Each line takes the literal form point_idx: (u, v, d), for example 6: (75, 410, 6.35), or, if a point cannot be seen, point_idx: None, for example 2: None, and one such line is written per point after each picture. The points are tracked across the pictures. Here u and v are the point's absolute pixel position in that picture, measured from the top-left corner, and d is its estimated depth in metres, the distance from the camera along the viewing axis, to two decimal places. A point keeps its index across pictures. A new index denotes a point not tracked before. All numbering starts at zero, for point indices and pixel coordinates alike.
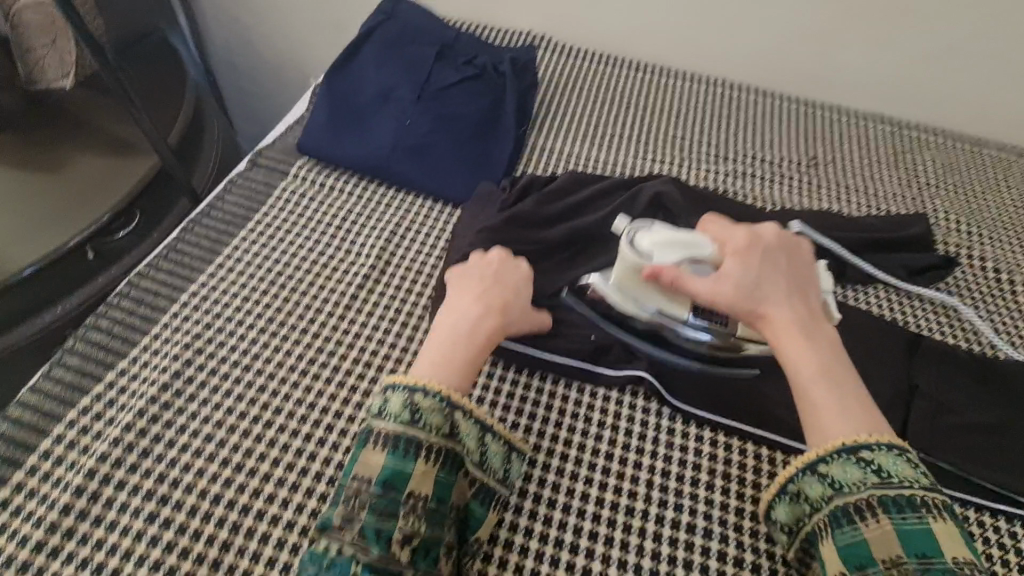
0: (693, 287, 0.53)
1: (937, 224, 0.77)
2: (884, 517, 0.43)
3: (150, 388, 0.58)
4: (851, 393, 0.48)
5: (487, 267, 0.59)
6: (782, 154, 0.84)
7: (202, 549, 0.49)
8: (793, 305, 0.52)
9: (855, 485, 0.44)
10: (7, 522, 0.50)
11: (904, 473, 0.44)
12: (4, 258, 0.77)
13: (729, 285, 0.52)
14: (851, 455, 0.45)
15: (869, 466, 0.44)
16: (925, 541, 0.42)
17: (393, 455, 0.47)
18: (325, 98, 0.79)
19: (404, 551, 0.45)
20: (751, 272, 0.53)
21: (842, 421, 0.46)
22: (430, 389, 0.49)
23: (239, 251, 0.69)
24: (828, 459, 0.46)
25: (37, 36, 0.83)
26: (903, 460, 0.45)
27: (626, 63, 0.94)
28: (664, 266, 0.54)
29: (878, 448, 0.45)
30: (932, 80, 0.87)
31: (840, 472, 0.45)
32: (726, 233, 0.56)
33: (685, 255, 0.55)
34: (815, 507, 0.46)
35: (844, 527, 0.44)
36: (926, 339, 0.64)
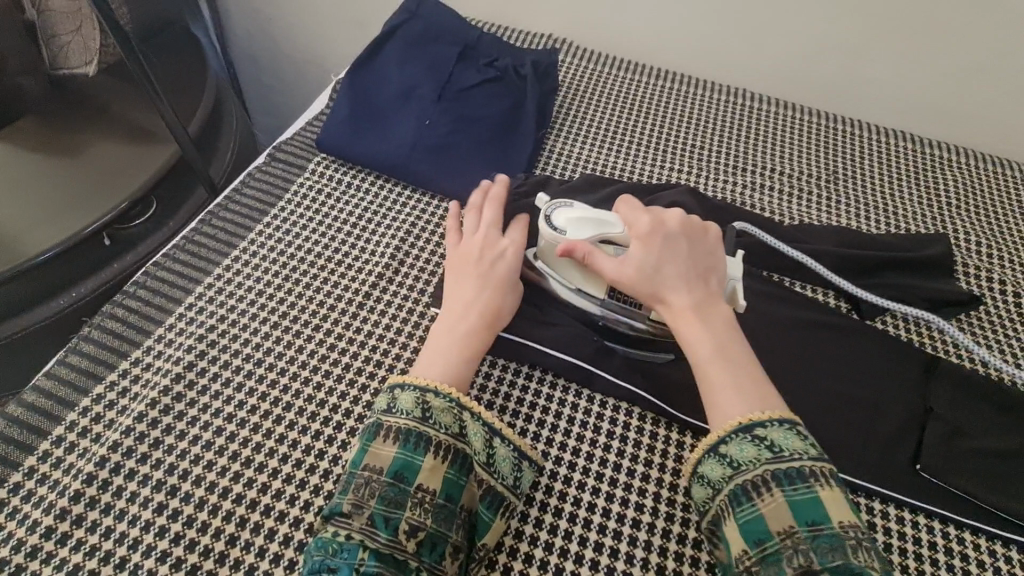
0: (601, 264, 0.56)
1: (957, 244, 0.76)
2: (777, 490, 0.45)
3: (163, 378, 0.58)
4: (745, 375, 0.50)
5: (468, 260, 0.61)
6: (801, 167, 0.83)
7: (209, 542, 0.49)
8: (691, 288, 0.55)
9: (752, 462, 0.46)
10: (18, 506, 0.50)
11: (795, 446, 0.46)
12: (23, 241, 0.78)
13: (630, 269, 0.55)
14: (743, 433, 0.47)
15: (762, 442, 0.47)
16: (814, 510, 0.44)
17: (405, 447, 0.48)
18: (346, 95, 0.79)
19: (410, 541, 0.46)
20: (652, 257, 0.56)
21: (730, 400, 0.49)
22: (441, 390, 0.51)
23: (255, 244, 0.69)
24: (726, 439, 0.48)
25: (62, 23, 0.85)
26: (792, 434, 0.47)
27: (648, 70, 0.93)
28: (576, 243, 0.56)
29: (770, 423, 0.47)
30: (958, 98, 0.86)
31: (735, 450, 0.47)
32: (632, 218, 0.60)
33: (596, 234, 0.57)
34: (716, 488, 0.48)
35: (744, 505, 0.45)
36: (943, 363, 0.63)
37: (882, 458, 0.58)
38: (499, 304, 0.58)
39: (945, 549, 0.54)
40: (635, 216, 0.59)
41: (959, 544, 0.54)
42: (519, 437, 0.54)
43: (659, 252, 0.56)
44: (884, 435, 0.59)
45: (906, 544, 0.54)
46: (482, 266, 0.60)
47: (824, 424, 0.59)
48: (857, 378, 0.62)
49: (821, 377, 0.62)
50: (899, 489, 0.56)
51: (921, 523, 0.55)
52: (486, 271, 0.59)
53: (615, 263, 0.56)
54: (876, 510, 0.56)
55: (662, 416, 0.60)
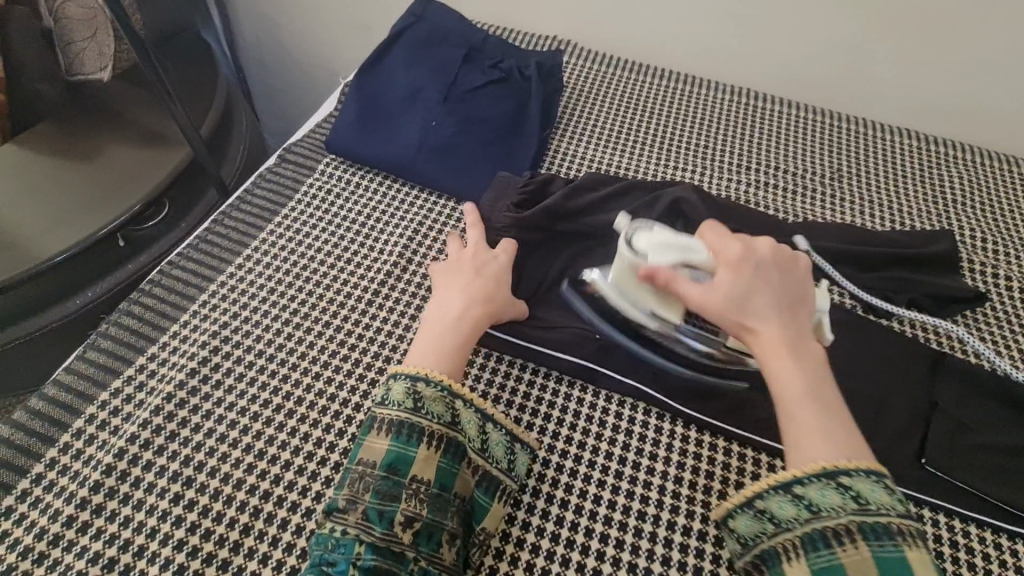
0: (684, 289, 0.53)
1: (963, 241, 0.76)
2: (861, 544, 0.43)
3: (178, 373, 0.59)
4: (835, 419, 0.47)
5: (464, 261, 0.62)
6: (806, 166, 0.83)
7: (223, 531, 0.51)
8: (783, 320, 0.51)
9: (832, 510, 0.45)
10: (40, 496, 0.52)
11: (882, 501, 0.44)
12: (41, 242, 0.80)
13: (721, 292, 0.52)
14: (826, 479, 0.45)
15: (847, 491, 0.45)
16: (901, 569, 0.42)
17: (396, 440, 0.49)
18: (354, 97, 0.81)
19: (406, 533, 0.47)
20: (744, 285, 0.52)
21: (820, 449, 0.46)
22: (432, 378, 0.52)
23: (266, 243, 0.70)
24: (805, 482, 0.46)
25: (78, 31, 0.88)
26: (880, 486, 0.45)
27: (653, 70, 0.94)
28: (658, 267, 0.53)
29: (857, 474, 0.45)
30: (965, 95, 0.86)
31: (817, 495, 0.45)
32: (720, 243, 0.55)
33: (680, 259, 0.54)
34: (785, 527, 0.46)
35: (820, 551, 0.44)
36: (949, 358, 0.63)
37: (887, 452, 0.58)
38: (492, 292, 0.59)
39: (950, 542, 0.54)
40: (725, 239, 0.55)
41: (964, 537, 0.55)
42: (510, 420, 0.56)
43: (752, 280, 0.52)
44: (889, 429, 0.59)
45: None
46: (479, 264, 0.61)
47: None
48: (861, 373, 0.63)
49: None
50: (904, 482, 0.56)
51: (926, 516, 0.55)
52: (478, 265, 0.61)
53: (701, 287, 0.52)
54: None
55: (667, 411, 0.60)
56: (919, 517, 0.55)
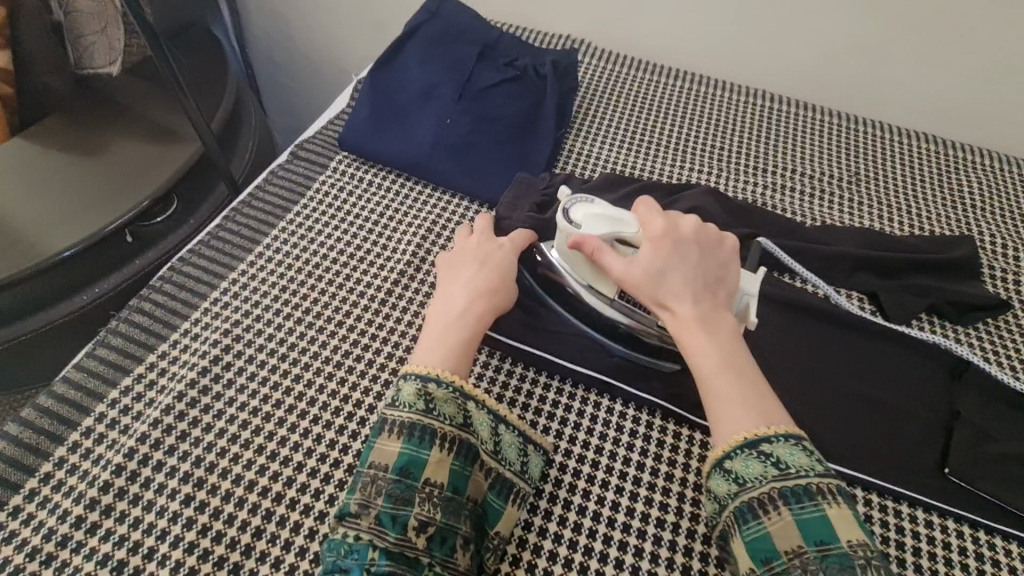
0: (609, 262, 0.54)
1: (982, 247, 0.75)
2: (784, 509, 0.43)
3: (188, 372, 0.58)
4: (753, 391, 0.48)
5: (467, 251, 0.61)
6: (822, 168, 0.82)
7: (235, 534, 0.50)
8: (701, 294, 0.52)
9: (756, 479, 0.45)
10: (48, 496, 0.51)
11: (801, 463, 0.45)
12: (49, 236, 0.79)
13: (639, 273, 0.53)
14: (749, 449, 0.45)
15: (768, 458, 0.45)
16: (822, 529, 0.42)
17: (409, 442, 0.48)
18: (367, 94, 0.80)
19: (420, 537, 0.46)
20: (661, 266, 0.52)
21: (736, 418, 0.47)
22: (443, 378, 0.51)
23: (278, 241, 0.69)
24: (731, 455, 0.46)
25: (89, 23, 0.86)
26: (799, 450, 0.45)
27: (668, 71, 0.93)
28: (588, 237, 0.56)
29: (777, 439, 0.45)
30: (985, 99, 0.85)
31: (742, 467, 0.45)
32: (647, 220, 0.56)
33: (610, 231, 0.56)
34: (722, 505, 0.46)
35: (750, 522, 0.44)
36: (972, 366, 0.62)
37: (908, 461, 0.57)
38: (498, 284, 0.58)
39: (974, 554, 0.53)
40: (653, 215, 0.56)
41: (987, 549, 0.53)
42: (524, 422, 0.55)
43: (671, 257, 0.52)
44: (910, 438, 0.58)
45: (934, 549, 0.53)
46: (483, 255, 0.60)
47: (849, 426, 0.58)
48: (880, 380, 0.62)
49: (846, 379, 0.61)
50: (926, 492, 0.55)
51: (949, 527, 0.54)
52: (485, 256, 0.60)
53: (623, 264, 0.53)
54: (902, 512, 0.55)
55: (683, 420, 0.59)
56: (941, 528, 0.54)
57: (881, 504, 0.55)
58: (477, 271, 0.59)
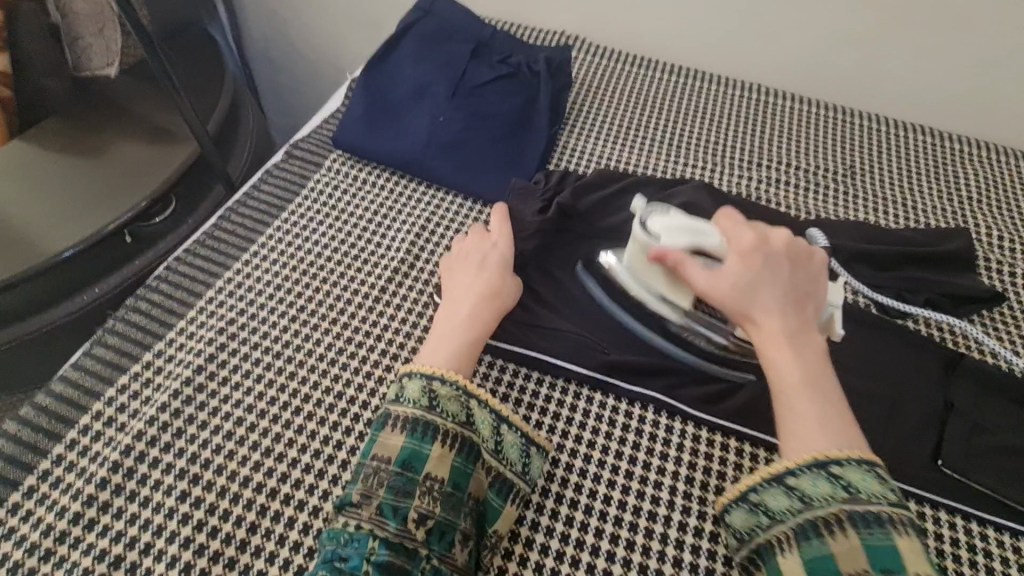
0: (692, 274, 0.55)
1: (979, 239, 0.75)
2: (850, 531, 0.43)
3: (184, 370, 0.59)
4: (836, 414, 0.48)
5: (464, 258, 0.63)
6: (818, 162, 0.82)
7: (230, 529, 0.50)
8: (786, 315, 0.52)
9: (824, 499, 0.44)
10: (47, 493, 0.51)
11: (873, 490, 0.44)
12: (48, 237, 0.80)
13: (727, 282, 0.53)
14: (818, 468, 0.46)
15: (837, 480, 0.45)
16: (891, 556, 0.41)
17: (413, 436, 0.49)
18: (362, 92, 0.80)
19: (420, 529, 0.46)
20: (750, 279, 0.53)
21: (813, 435, 0.47)
22: (447, 377, 0.52)
23: (274, 239, 0.70)
24: (798, 472, 0.46)
25: (84, 25, 0.86)
26: (872, 477, 0.45)
27: (662, 66, 0.93)
28: (669, 250, 0.56)
29: (849, 463, 0.45)
30: (981, 90, 0.85)
31: (808, 485, 0.45)
32: (732, 232, 0.56)
33: (691, 243, 0.56)
34: (777, 519, 0.46)
35: (811, 540, 0.44)
36: (966, 359, 0.62)
37: (903, 453, 0.57)
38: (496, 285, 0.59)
39: (969, 546, 0.53)
40: (738, 229, 0.56)
41: (981, 540, 0.53)
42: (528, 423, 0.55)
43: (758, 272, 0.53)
44: (904, 430, 0.58)
45: (927, 541, 0.53)
46: (479, 260, 0.61)
47: None
48: (874, 373, 0.62)
49: (841, 373, 0.61)
50: (920, 484, 0.55)
51: (942, 519, 0.54)
52: (479, 261, 0.61)
53: (710, 276, 0.54)
54: None
55: (677, 413, 0.59)
56: (934, 520, 0.54)
57: None
58: (473, 277, 0.60)
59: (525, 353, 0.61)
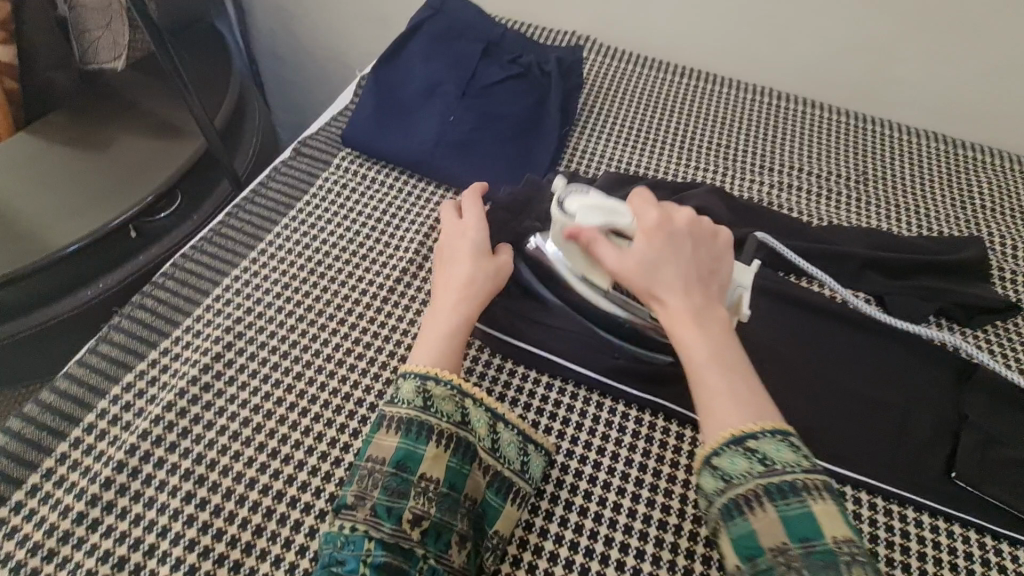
0: (603, 253, 0.54)
1: (992, 248, 0.74)
2: (768, 505, 0.42)
3: (190, 369, 0.58)
4: (744, 385, 0.48)
5: (451, 242, 0.60)
6: (829, 167, 0.82)
7: (235, 532, 0.50)
8: (692, 289, 0.52)
9: (743, 475, 0.44)
10: (51, 491, 0.51)
11: (787, 459, 0.44)
12: (52, 232, 0.79)
13: (630, 262, 0.53)
14: (735, 446, 0.45)
15: (753, 454, 0.44)
16: (808, 526, 0.41)
17: (407, 438, 0.48)
18: (371, 90, 0.79)
19: (415, 530, 0.46)
20: (655, 256, 0.52)
21: (726, 410, 0.46)
22: (441, 376, 0.51)
23: (281, 238, 0.69)
24: (718, 451, 0.45)
25: (93, 18, 0.86)
26: (784, 445, 0.44)
27: (673, 68, 0.92)
28: (584, 228, 0.55)
29: (761, 436, 0.45)
30: (995, 98, 0.84)
31: (728, 463, 0.45)
32: (638, 211, 0.56)
33: (605, 222, 0.56)
34: (709, 503, 0.45)
35: (735, 519, 0.43)
36: (980, 370, 0.62)
37: (915, 465, 0.56)
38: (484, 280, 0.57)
39: (981, 560, 0.52)
40: (644, 207, 0.56)
41: (993, 554, 0.53)
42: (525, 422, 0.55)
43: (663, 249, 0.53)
44: (916, 441, 0.58)
45: (939, 555, 0.52)
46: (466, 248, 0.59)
47: (854, 429, 0.58)
48: (886, 382, 0.61)
49: (853, 382, 0.61)
50: (932, 496, 0.55)
51: (955, 532, 0.53)
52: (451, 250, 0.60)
53: (616, 257, 0.53)
54: (907, 517, 0.54)
55: (688, 422, 0.59)
56: (946, 533, 0.53)
57: (886, 508, 0.54)
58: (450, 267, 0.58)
59: (535, 355, 0.61)
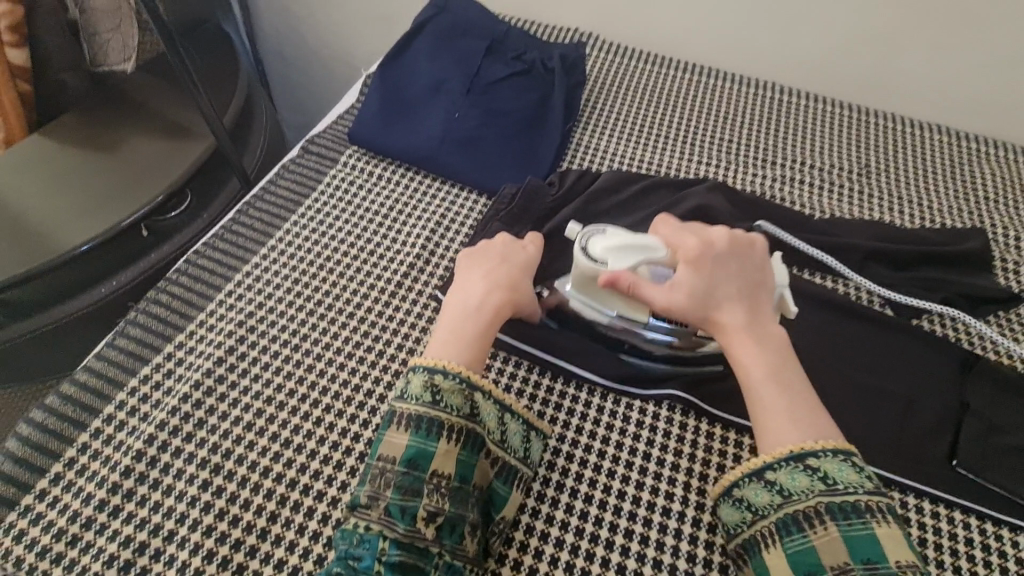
0: (650, 294, 0.54)
1: (995, 239, 0.75)
2: (831, 525, 0.45)
3: (205, 361, 0.60)
4: (801, 402, 0.50)
5: (486, 247, 0.62)
6: (832, 160, 0.82)
7: (251, 518, 0.51)
8: (746, 312, 0.53)
9: (802, 492, 0.46)
10: (72, 480, 0.52)
11: (850, 480, 0.46)
12: (67, 231, 0.81)
13: (682, 294, 0.54)
14: (794, 462, 0.47)
15: (815, 473, 0.46)
16: (870, 548, 0.43)
17: (417, 435, 0.49)
18: (377, 89, 0.80)
19: (429, 527, 0.47)
20: (703, 281, 0.54)
21: (789, 432, 0.48)
22: (449, 370, 0.52)
23: (291, 234, 0.70)
24: (776, 468, 0.47)
25: (102, 21, 0.88)
26: (847, 465, 0.47)
27: (676, 63, 0.93)
28: (621, 273, 0.55)
29: (824, 455, 0.47)
30: (999, 88, 0.84)
31: (787, 479, 0.47)
32: (677, 238, 0.57)
33: (640, 260, 0.56)
34: (759, 514, 0.47)
35: (794, 535, 0.45)
36: (982, 359, 0.62)
37: (918, 453, 0.57)
38: (518, 284, 0.59)
39: (983, 545, 0.53)
40: (683, 234, 0.57)
41: (995, 540, 0.53)
42: (528, 411, 0.56)
43: (709, 274, 0.54)
44: (919, 429, 0.58)
45: (940, 540, 0.53)
46: (505, 253, 0.61)
47: (856, 418, 0.59)
48: (888, 371, 0.62)
49: (854, 372, 0.61)
50: (934, 483, 0.55)
51: (957, 519, 0.54)
52: (505, 256, 0.60)
53: (664, 290, 0.54)
54: (909, 504, 0.55)
55: (694, 408, 0.59)
56: (948, 519, 0.54)
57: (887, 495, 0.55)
58: (498, 268, 0.59)
59: (538, 353, 0.61)
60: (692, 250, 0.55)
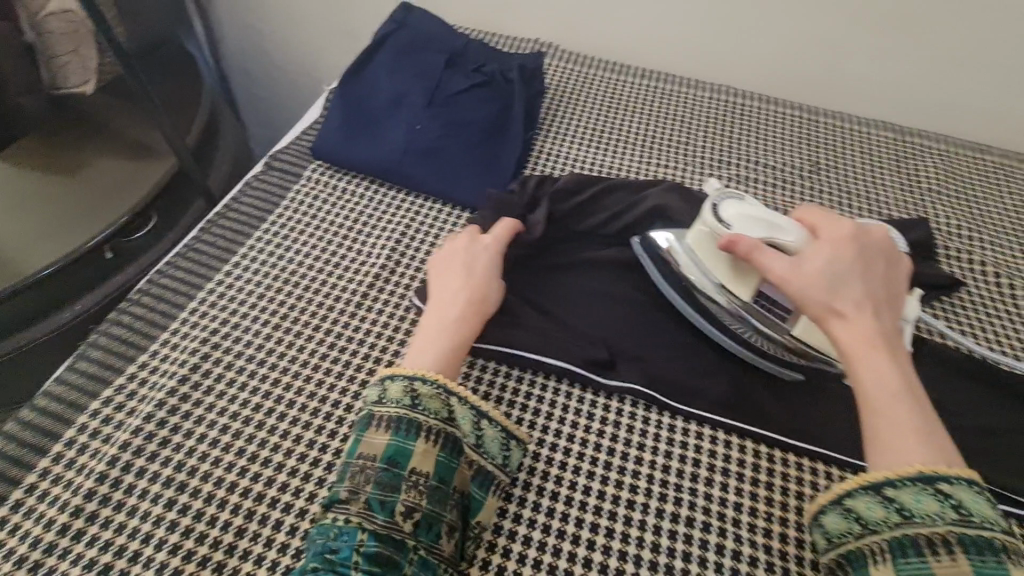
0: (771, 264, 0.54)
1: (939, 229, 0.78)
2: (960, 555, 0.41)
3: (168, 380, 0.60)
4: (921, 414, 0.46)
5: (449, 254, 0.63)
6: (784, 159, 0.85)
7: (218, 535, 0.51)
8: (872, 313, 0.51)
9: (927, 517, 0.43)
10: (34, 506, 0.52)
11: (985, 514, 0.42)
12: (27, 256, 0.80)
13: (810, 273, 0.53)
14: (924, 484, 0.43)
15: (949, 500, 0.43)
16: None
17: (396, 434, 0.51)
18: (340, 104, 0.81)
19: (407, 522, 0.48)
20: (830, 267, 0.53)
21: (906, 441, 0.45)
22: (427, 376, 0.53)
23: (254, 250, 0.71)
24: (898, 484, 0.44)
25: (60, 44, 0.85)
26: (982, 499, 0.43)
27: (633, 70, 0.95)
28: (742, 238, 0.56)
29: (955, 481, 0.43)
30: (937, 86, 0.88)
31: (911, 500, 0.43)
32: (821, 224, 0.57)
33: (766, 235, 0.56)
34: (872, 529, 0.45)
35: (911, 558, 0.42)
36: (929, 343, 0.65)
37: None
38: (485, 291, 0.60)
39: None
40: (835, 222, 0.57)
41: None
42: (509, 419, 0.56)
43: (852, 262, 0.54)
44: None
45: None
46: (469, 260, 0.62)
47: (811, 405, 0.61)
48: None
49: None
50: None
51: None
52: (468, 262, 0.62)
53: (787, 262, 0.54)
54: None
55: (654, 403, 0.61)
56: None
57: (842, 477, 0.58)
58: (463, 276, 0.61)
59: (504, 353, 0.62)
60: (835, 240, 0.55)
